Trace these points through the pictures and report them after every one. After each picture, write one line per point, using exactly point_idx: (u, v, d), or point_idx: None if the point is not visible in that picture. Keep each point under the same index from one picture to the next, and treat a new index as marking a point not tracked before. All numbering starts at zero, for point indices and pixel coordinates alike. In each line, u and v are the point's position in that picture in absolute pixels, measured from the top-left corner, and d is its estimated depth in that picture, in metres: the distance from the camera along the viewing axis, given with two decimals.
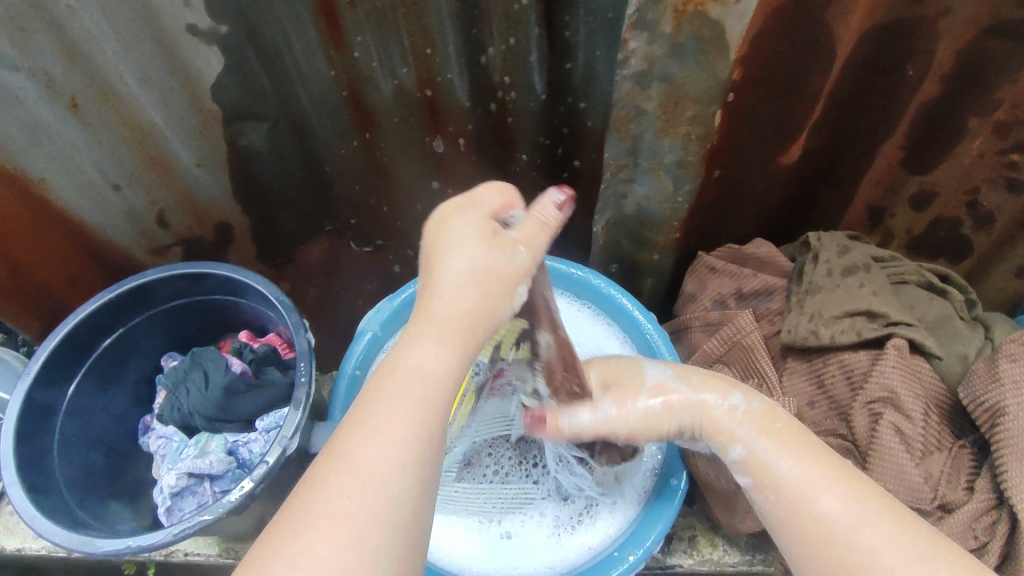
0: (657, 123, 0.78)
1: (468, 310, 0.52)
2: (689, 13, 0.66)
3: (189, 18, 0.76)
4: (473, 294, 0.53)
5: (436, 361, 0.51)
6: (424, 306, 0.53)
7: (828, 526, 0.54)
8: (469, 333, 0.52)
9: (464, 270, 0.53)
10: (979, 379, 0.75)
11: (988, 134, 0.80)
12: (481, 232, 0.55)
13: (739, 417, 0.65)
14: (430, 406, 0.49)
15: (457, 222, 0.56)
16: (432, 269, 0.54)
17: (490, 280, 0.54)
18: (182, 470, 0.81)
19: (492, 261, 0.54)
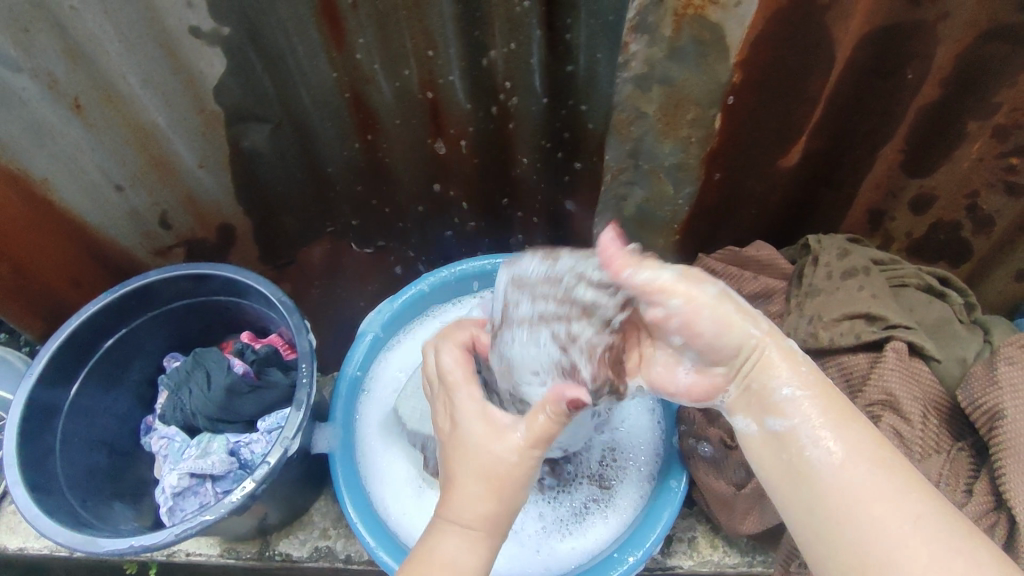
0: (656, 125, 0.77)
1: (486, 513, 0.57)
2: (689, 16, 0.66)
3: (192, 20, 0.76)
4: (485, 497, 0.58)
5: (465, 555, 0.56)
6: (446, 508, 0.59)
7: (871, 488, 0.52)
8: (493, 530, 0.58)
9: (471, 473, 0.59)
10: (977, 381, 0.75)
11: (988, 138, 0.80)
12: (488, 445, 0.59)
13: (780, 352, 0.61)
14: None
15: (470, 434, 0.61)
16: (450, 480, 0.60)
17: (495, 481, 0.58)
18: (184, 470, 0.81)
19: (495, 456, 0.59)
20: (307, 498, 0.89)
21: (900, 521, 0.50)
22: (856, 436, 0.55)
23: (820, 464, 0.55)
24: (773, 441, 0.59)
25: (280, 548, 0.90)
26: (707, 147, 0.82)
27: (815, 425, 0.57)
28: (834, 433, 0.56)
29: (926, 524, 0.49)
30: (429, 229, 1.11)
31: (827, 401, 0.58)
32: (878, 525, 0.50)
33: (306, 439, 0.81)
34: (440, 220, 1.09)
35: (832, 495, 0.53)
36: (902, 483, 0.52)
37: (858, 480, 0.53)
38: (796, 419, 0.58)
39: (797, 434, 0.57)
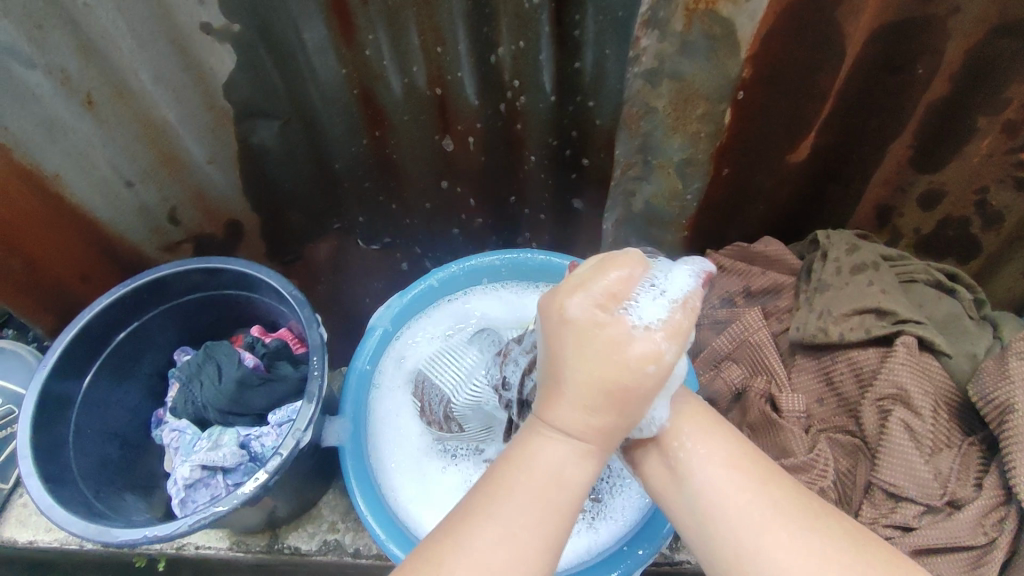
0: (667, 120, 0.79)
1: (604, 429, 0.50)
2: (700, 11, 0.68)
3: (203, 16, 0.77)
4: (601, 412, 0.49)
5: (572, 473, 0.51)
6: (551, 419, 0.51)
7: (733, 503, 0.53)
8: (601, 444, 0.51)
9: (593, 385, 0.49)
10: (988, 376, 0.75)
11: (997, 134, 0.80)
12: (602, 336, 0.49)
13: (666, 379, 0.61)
14: (558, 516, 0.50)
15: (574, 326, 0.50)
16: (556, 378, 0.50)
17: (621, 397, 0.49)
18: (196, 462, 0.82)
19: (609, 369, 0.48)
20: (317, 491, 0.90)
21: (759, 512, 0.52)
22: (718, 442, 0.57)
23: (686, 472, 0.56)
24: (648, 450, 0.60)
25: (289, 542, 0.90)
26: (717, 142, 0.82)
27: (680, 431, 0.58)
28: (695, 442, 0.57)
29: (782, 517, 0.52)
30: (437, 226, 1.11)
31: (693, 415, 0.59)
32: (739, 523, 0.52)
33: (317, 433, 0.81)
34: (447, 217, 1.10)
35: (698, 497, 0.55)
36: (767, 485, 0.54)
37: (716, 481, 0.55)
38: (667, 430, 0.59)
39: (670, 442, 0.58)
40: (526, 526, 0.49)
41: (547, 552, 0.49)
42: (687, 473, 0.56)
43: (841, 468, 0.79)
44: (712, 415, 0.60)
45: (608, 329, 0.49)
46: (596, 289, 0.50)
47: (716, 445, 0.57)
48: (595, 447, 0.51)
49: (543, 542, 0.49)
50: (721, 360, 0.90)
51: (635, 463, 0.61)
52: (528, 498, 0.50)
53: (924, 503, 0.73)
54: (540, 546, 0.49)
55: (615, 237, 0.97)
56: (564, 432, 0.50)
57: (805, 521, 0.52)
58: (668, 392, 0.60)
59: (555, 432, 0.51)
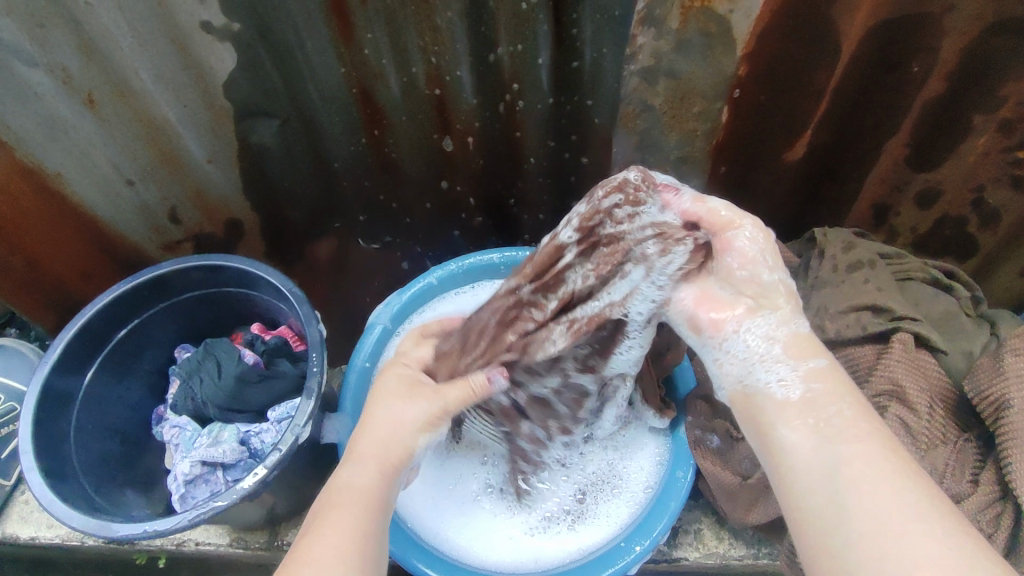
0: (663, 118, 0.83)
1: (389, 444, 0.59)
2: (695, 9, 0.70)
3: (203, 15, 0.77)
4: (390, 438, 0.60)
5: (371, 481, 0.56)
6: (353, 446, 0.59)
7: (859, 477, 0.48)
8: (391, 462, 0.59)
9: (379, 419, 0.61)
10: (984, 372, 0.75)
11: (993, 132, 0.81)
12: (404, 387, 0.65)
13: (810, 343, 0.58)
14: (366, 514, 0.52)
15: (385, 382, 0.66)
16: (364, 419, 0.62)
17: (393, 424, 0.61)
18: (196, 458, 0.82)
19: (407, 409, 0.62)
20: (316, 488, 0.90)
21: (899, 512, 0.45)
22: (866, 442, 0.50)
23: (831, 456, 0.50)
24: (794, 408, 0.54)
25: (289, 538, 0.90)
26: (714, 139, 0.85)
27: (837, 406, 0.53)
28: (853, 437, 0.50)
29: (934, 523, 0.44)
30: (437, 226, 1.12)
31: (847, 392, 0.54)
32: (884, 499, 0.46)
33: (314, 429, 0.82)
34: (447, 216, 1.10)
35: (839, 473, 0.49)
36: (912, 475, 0.47)
37: (861, 464, 0.48)
38: (810, 392, 0.54)
39: (818, 405, 0.53)
40: (339, 524, 0.51)
41: (359, 539, 0.50)
42: (831, 456, 0.50)
43: None
44: (866, 400, 0.54)
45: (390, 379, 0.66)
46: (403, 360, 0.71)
47: (866, 443, 0.50)
48: (388, 469, 0.58)
49: (352, 535, 0.50)
50: None
51: (762, 406, 0.56)
52: (344, 507, 0.52)
53: None
54: (347, 533, 0.50)
55: None
56: (364, 457, 0.58)
57: (949, 525, 0.44)
58: (825, 361, 0.56)
59: (357, 463, 0.57)
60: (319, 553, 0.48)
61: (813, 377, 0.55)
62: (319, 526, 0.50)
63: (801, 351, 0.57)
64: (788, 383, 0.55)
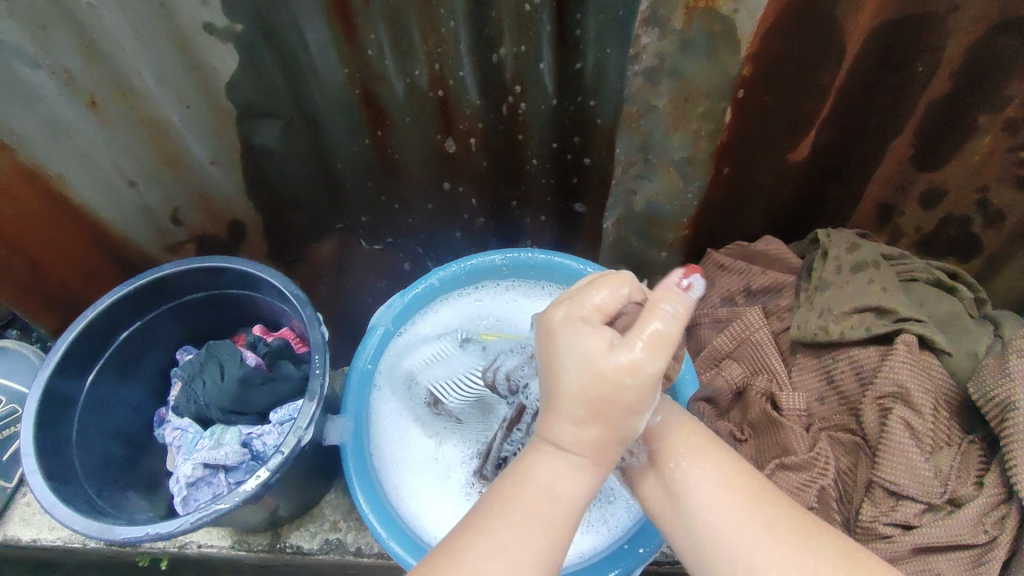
0: (667, 119, 0.80)
1: (596, 443, 0.53)
2: (700, 10, 0.69)
3: (206, 17, 0.77)
4: (587, 423, 0.52)
5: (565, 483, 0.54)
6: (549, 430, 0.54)
7: (704, 515, 0.56)
8: (598, 457, 0.54)
9: (576, 397, 0.52)
10: (990, 373, 0.75)
11: (998, 132, 0.80)
12: (597, 348, 0.51)
13: (666, 409, 0.63)
14: (557, 529, 0.52)
15: (572, 339, 0.53)
16: (556, 390, 0.53)
17: (603, 409, 0.52)
18: (198, 461, 0.82)
19: (612, 383, 0.51)
20: (319, 490, 0.90)
21: (748, 529, 0.53)
22: (713, 465, 0.58)
23: (681, 490, 0.58)
24: (645, 467, 0.62)
25: (292, 540, 0.90)
26: (717, 140, 0.83)
27: (675, 457, 0.60)
28: (690, 462, 0.59)
29: (771, 534, 0.52)
30: (439, 227, 1.12)
31: (684, 430, 0.61)
32: (732, 531, 0.53)
33: (318, 431, 0.82)
34: (449, 218, 1.10)
35: (693, 518, 0.56)
36: (751, 494, 0.55)
37: (709, 499, 0.56)
38: (661, 450, 0.61)
39: (665, 461, 0.60)
40: (518, 536, 0.51)
41: (541, 563, 0.51)
42: (683, 492, 0.58)
43: (841, 467, 0.80)
44: (700, 432, 0.61)
45: (586, 341, 0.52)
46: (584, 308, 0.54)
47: (710, 467, 0.58)
48: (594, 464, 0.54)
49: (534, 557, 0.51)
50: (721, 359, 0.90)
51: (633, 483, 0.63)
52: (530, 514, 0.53)
53: (925, 501, 0.73)
54: (525, 553, 0.51)
55: (614, 236, 1.00)
56: (567, 449, 0.54)
57: (787, 522, 0.53)
58: (661, 415, 0.62)
59: (554, 450, 0.54)
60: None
61: (655, 435, 0.61)
62: (488, 525, 0.52)
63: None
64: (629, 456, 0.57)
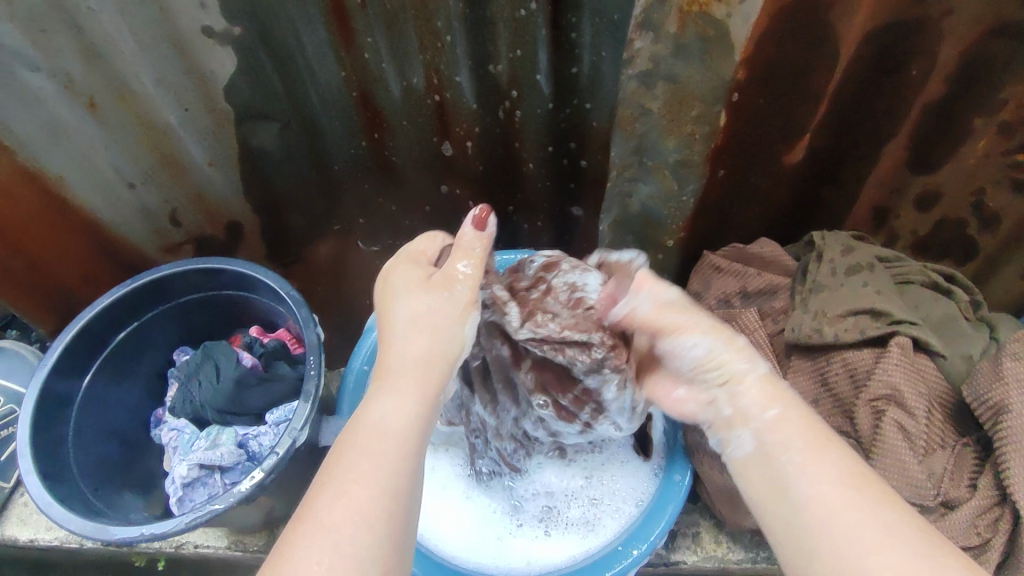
0: (661, 123, 0.77)
1: (422, 360, 0.57)
2: (694, 14, 0.67)
3: (205, 20, 0.77)
4: (416, 340, 0.58)
5: (396, 413, 0.54)
6: (383, 361, 0.58)
7: (818, 517, 0.50)
8: (425, 378, 0.57)
9: (402, 330, 0.59)
10: (983, 376, 0.75)
11: (993, 135, 0.81)
12: (419, 279, 0.62)
13: (775, 399, 0.59)
14: (393, 461, 0.51)
15: (400, 276, 0.63)
16: (386, 323, 0.61)
17: (429, 324, 0.59)
18: (194, 461, 0.83)
19: (424, 300, 0.60)
20: None
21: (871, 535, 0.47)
22: (833, 462, 0.52)
23: (793, 490, 0.52)
24: (752, 460, 0.57)
25: None
26: (712, 143, 0.81)
27: (788, 450, 0.55)
28: (807, 462, 0.53)
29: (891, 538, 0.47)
30: (436, 230, 1.12)
31: (805, 426, 0.56)
32: (850, 537, 0.48)
33: (313, 432, 0.82)
34: (447, 221, 1.10)
35: (804, 512, 0.51)
36: (873, 501, 0.49)
37: (833, 505, 0.50)
38: (766, 446, 0.56)
39: (776, 457, 0.55)
40: (363, 474, 0.49)
41: (385, 497, 0.49)
42: (798, 489, 0.52)
43: None
44: (826, 432, 0.56)
45: (414, 280, 0.62)
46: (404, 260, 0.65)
47: (830, 467, 0.52)
48: (421, 388, 0.56)
49: (376, 489, 0.49)
50: None
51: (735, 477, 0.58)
52: (368, 452, 0.51)
53: (918, 503, 0.73)
54: (368, 492, 0.48)
55: (611, 238, 0.96)
56: (391, 381, 0.56)
57: (912, 539, 0.47)
58: (774, 409, 0.58)
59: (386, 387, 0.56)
60: (330, 507, 0.47)
61: (761, 431, 0.57)
62: (338, 475, 0.49)
63: (755, 398, 0.60)
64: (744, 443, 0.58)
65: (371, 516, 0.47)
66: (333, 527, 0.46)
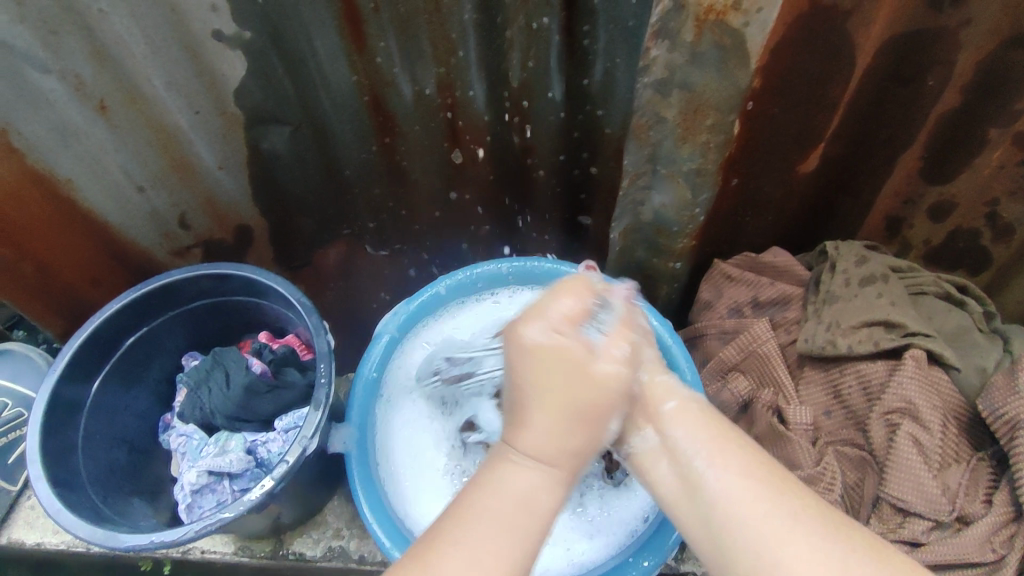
0: (676, 131, 0.76)
1: (575, 450, 0.56)
2: (710, 23, 0.65)
3: (216, 23, 0.77)
4: (571, 429, 0.55)
5: (542, 494, 0.54)
6: (520, 432, 0.56)
7: (725, 508, 0.51)
8: (573, 468, 0.56)
9: (564, 414, 0.55)
10: (998, 390, 0.74)
11: (1008, 145, 0.80)
12: (580, 360, 0.57)
13: (675, 392, 0.61)
14: (527, 538, 0.52)
15: (535, 337, 0.57)
16: (539, 396, 0.56)
17: (590, 414, 0.56)
18: (202, 468, 0.82)
19: (588, 392, 0.56)
20: (322, 497, 0.90)
21: (778, 522, 0.49)
22: (732, 455, 0.54)
23: (698, 481, 0.54)
24: (657, 457, 0.59)
25: (294, 548, 0.90)
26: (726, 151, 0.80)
27: (694, 444, 0.56)
28: (710, 458, 0.55)
29: (798, 526, 0.49)
30: (446, 236, 1.12)
31: (704, 422, 0.58)
32: (752, 523, 0.50)
33: (323, 439, 0.82)
34: (456, 225, 1.10)
35: (712, 509, 0.52)
36: (774, 488, 0.51)
37: (736, 496, 0.51)
38: (673, 437, 0.58)
39: (681, 453, 0.57)
40: (496, 553, 0.50)
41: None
42: (701, 485, 0.54)
43: (849, 481, 0.79)
44: (722, 426, 0.58)
45: (573, 352, 0.57)
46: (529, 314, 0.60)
47: (733, 460, 0.54)
48: (564, 472, 0.56)
49: (504, 573, 0.49)
50: (728, 371, 0.90)
51: (644, 473, 0.60)
52: (496, 520, 0.51)
53: (931, 518, 0.72)
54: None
55: (621, 246, 0.95)
56: (535, 456, 0.55)
57: (818, 516, 0.49)
58: (674, 402, 0.60)
59: (525, 457, 0.55)
60: (457, 567, 0.48)
61: (666, 424, 0.59)
62: (466, 535, 0.50)
63: (654, 391, 0.61)
64: (645, 435, 0.60)
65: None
66: None
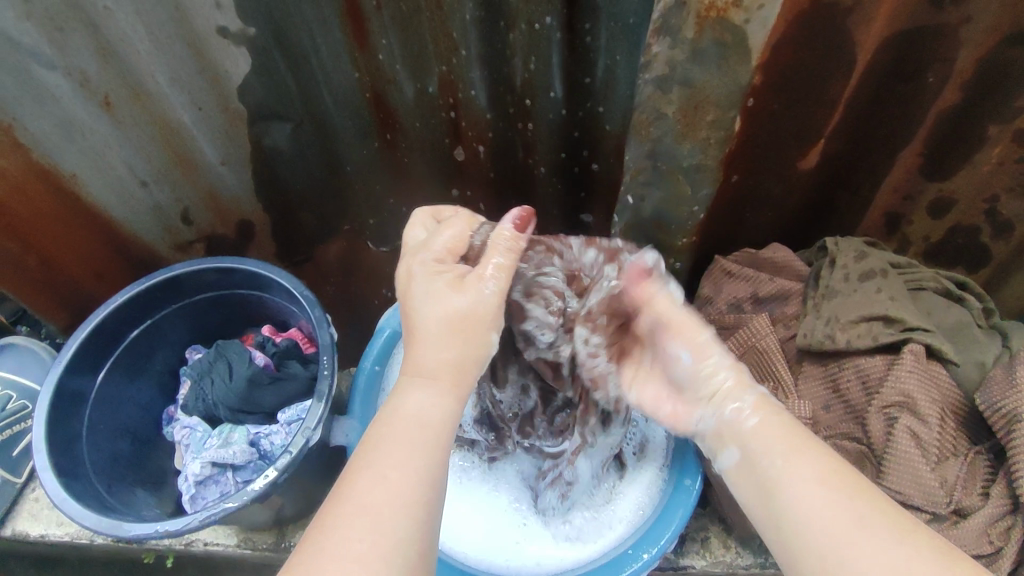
0: (676, 127, 0.76)
1: (451, 361, 0.57)
2: (711, 19, 0.65)
3: (220, 20, 0.78)
4: (444, 339, 0.58)
5: (431, 407, 0.55)
6: (411, 359, 0.58)
7: (801, 512, 0.51)
8: (457, 381, 0.57)
9: (435, 320, 0.58)
10: (996, 385, 0.75)
11: (1008, 142, 0.80)
12: (449, 276, 0.61)
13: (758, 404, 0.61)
14: (429, 447, 0.52)
15: (417, 268, 0.63)
16: (413, 315, 0.60)
17: (461, 322, 0.58)
18: (207, 459, 0.83)
19: (457, 301, 0.59)
20: (325, 490, 0.91)
21: (851, 526, 0.48)
22: (811, 461, 0.54)
23: (777, 487, 0.54)
24: (741, 467, 0.59)
25: (297, 540, 0.91)
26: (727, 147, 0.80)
27: (773, 451, 0.57)
28: (787, 460, 0.55)
29: (870, 526, 0.48)
30: None
31: (784, 431, 0.58)
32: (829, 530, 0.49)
33: (326, 431, 0.82)
34: None
35: (789, 515, 0.52)
36: (851, 491, 0.51)
37: (813, 502, 0.51)
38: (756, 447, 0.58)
39: (760, 458, 0.57)
40: (401, 464, 0.50)
41: (423, 488, 0.49)
42: (780, 491, 0.54)
43: None
44: (804, 433, 0.57)
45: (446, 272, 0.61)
46: (414, 245, 0.67)
47: (808, 463, 0.54)
48: (449, 385, 0.57)
49: (416, 478, 0.49)
50: None
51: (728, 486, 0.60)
52: (401, 439, 0.52)
53: (929, 510, 0.73)
54: (411, 483, 0.49)
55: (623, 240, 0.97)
56: (422, 374, 0.57)
57: (892, 523, 0.48)
58: (757, 415, 0.60)
59: (414, 378, 0.57)
60: (367, 486, 0.48)
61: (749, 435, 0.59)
62: (373, 459, 0.50)
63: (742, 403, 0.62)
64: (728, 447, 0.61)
65: (411, 510, 0.47)
66: (373, 503, 0.47)
